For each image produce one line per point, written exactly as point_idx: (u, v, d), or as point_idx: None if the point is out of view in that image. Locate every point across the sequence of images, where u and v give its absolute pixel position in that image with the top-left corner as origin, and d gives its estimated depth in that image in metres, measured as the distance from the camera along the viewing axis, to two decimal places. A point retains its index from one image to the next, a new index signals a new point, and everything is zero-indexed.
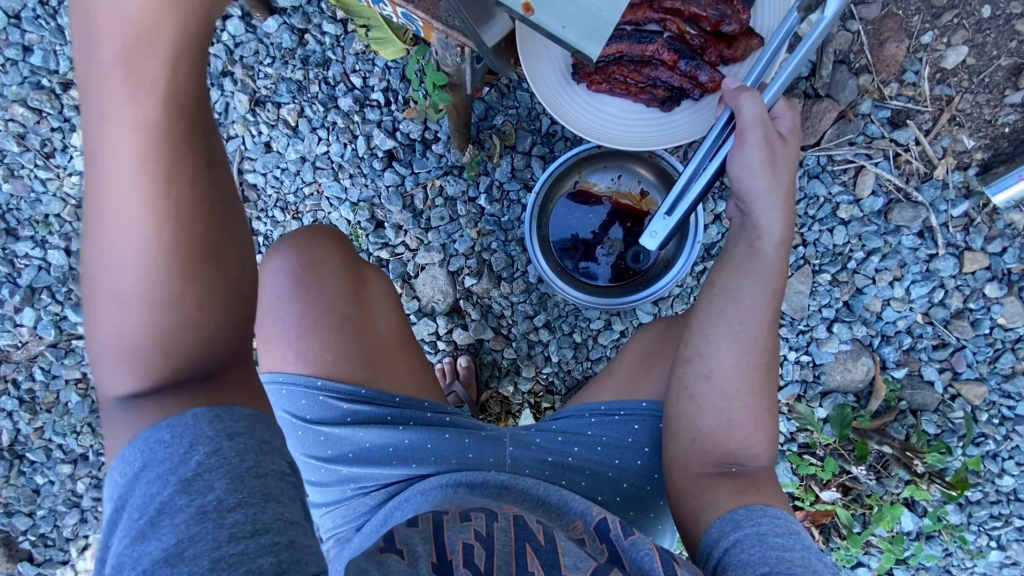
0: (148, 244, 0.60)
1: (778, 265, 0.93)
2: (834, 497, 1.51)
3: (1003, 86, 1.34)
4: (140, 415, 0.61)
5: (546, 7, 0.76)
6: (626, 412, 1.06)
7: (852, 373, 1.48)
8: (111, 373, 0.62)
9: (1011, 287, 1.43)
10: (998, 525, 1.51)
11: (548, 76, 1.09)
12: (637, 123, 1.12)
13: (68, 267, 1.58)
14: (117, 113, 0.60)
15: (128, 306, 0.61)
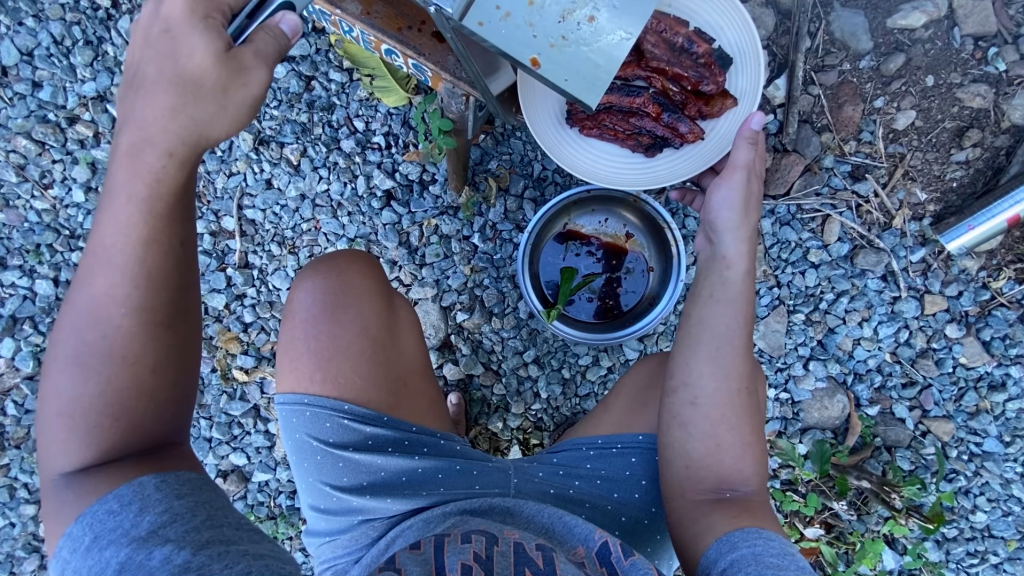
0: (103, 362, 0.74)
1: (747, 292, 1.01)
2: (817, 533, 1.55)
3: (949, 146, 1.49)
4: (80, 493, 0.70)
5: (552, 62, 0.84)
6: (623, 445, 1.08)
7: (829, 410, 1.54)
8: (59, 450, 0.73)
9: (969, 328, 1.53)
10: (975, 562, 1.55)
11: (545, 119, 1.17)
12: (623, 165, 1.22)
13: (54, 298, 1.56)
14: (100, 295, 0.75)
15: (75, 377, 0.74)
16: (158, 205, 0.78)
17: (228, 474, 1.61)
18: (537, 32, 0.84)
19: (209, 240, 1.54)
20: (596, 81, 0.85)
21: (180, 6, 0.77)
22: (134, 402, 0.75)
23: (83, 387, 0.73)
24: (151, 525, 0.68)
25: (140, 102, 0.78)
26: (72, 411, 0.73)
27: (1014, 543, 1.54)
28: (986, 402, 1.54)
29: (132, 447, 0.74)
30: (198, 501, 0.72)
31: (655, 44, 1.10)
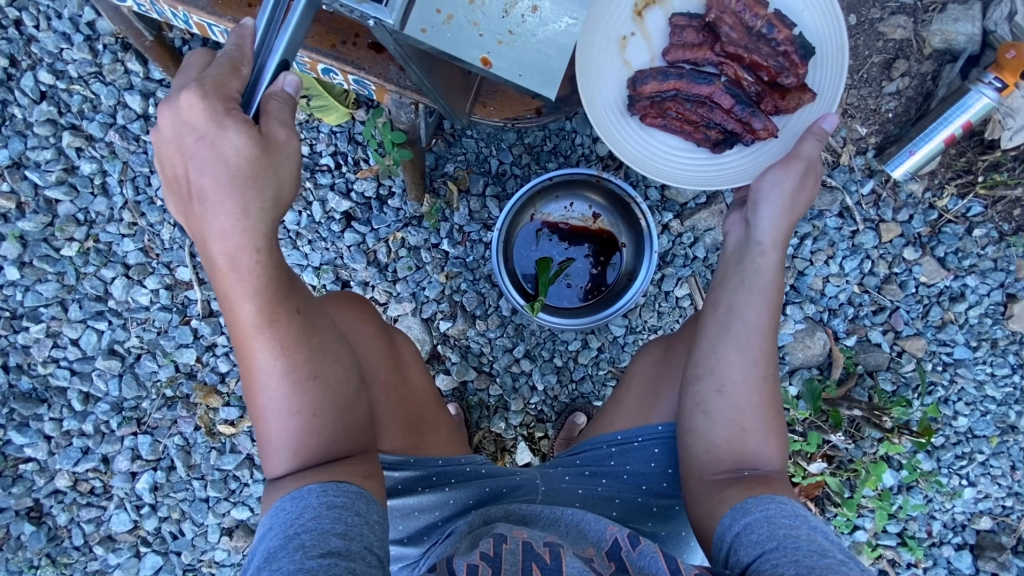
0: (285, 394, 0.78)
1: (776, 282, 0.98)
2: (821, 467, 1.61)
3: (880, 79, 1.54)
4: (293, 482, 0.76)
5: (503, 58, 0.82)
6: (644, 437, 1.09)
7: (812, 348, 1.60)
8: (278, 469, 0.78)
9: (924, 248, 1.62)
10: (964, 464, 1.65)
11: (603, 110, 1.17)
12: (686, 158, 1.19)
13: (8, 386, 1.46)
14: (256, 340, 0.77)
15: (273, 415, 0.78)
16: (262, 238, 0.75)
17: (233, 531, 1.55)
18: (482, 30, 0.82)
19: (165, 295, 1.45)
20: (550, 75, 0.84)
21: (197, 106, 0.71)
22: (313, 435, 0.79)
23: (284, 414, 0.78)
24: (299, 525, 0.70)
25: (197, 205, 0.74)
26: (275, 451, 0.78)
27: (996, 439, 1.65)
28: (950, 313, 1.64)
29: (335, 453, 0.80)
30: (345, 513, 0.73)
31: (732, 28, 1.10)
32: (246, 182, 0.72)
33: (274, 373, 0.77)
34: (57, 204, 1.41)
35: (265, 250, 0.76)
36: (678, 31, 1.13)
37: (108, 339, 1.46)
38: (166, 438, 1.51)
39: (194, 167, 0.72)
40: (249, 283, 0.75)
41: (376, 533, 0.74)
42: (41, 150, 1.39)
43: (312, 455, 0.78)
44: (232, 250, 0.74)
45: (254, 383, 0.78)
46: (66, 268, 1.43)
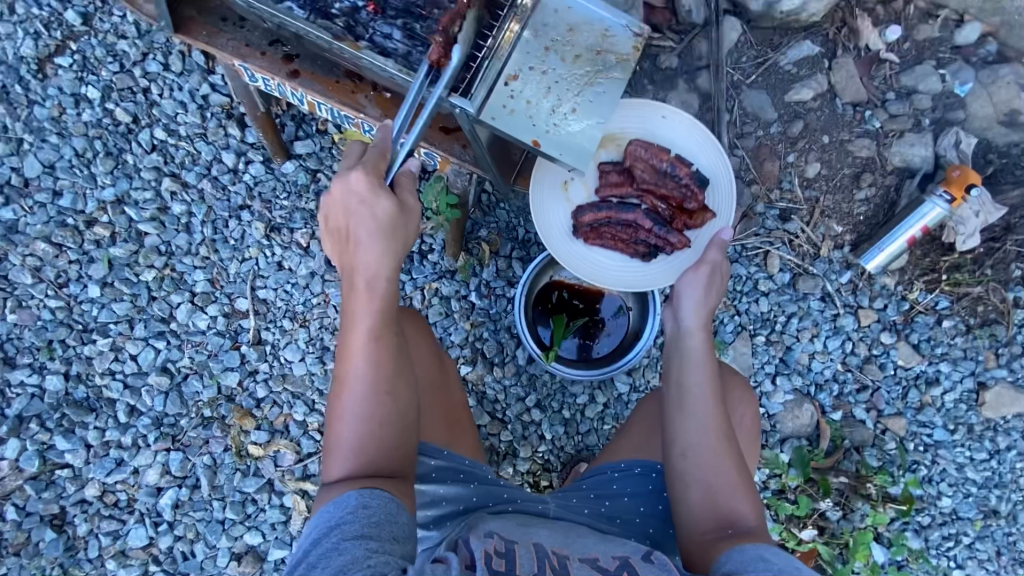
0: (365, 406, 0.94)
1: (708, 356, 1.16)
2: (813, 535, 1.69)
3: (852, 187, 1.83)
4: (349, 485, 0.89)
5: (549, 141, 1.06)
6: (643, 467, 1.21)
7: (801, 418, 1.74)
8: (338, 469, 0.92)
9: (899, 335, 1.81)
10: (951, 545, 1.72)
11: (555, 232, 1.39)
12: (624, 270, 1.41)
13: (64, 393, 1.59)
14: (356, 356, 0.95)
15: (348, 422, 0.94)
16: (385, 280, 0.95)
17: (243, 556, 1.61)
18: (537, 120, 1.05)
19: (223, 321, 1.64)
20: (584, 156, 1.08)
21: (361, 179, 0.92)
22: (376, 446, 0.94)
23: (361, 423, 0.94)
24: (341, 514, 0.85)
25: (348, 244, 0.95)
26: (341, 455, 0.93)
27: (980, 523, 1.73)
28: (927, 396, 1.79)
29: (388, 467, 0.94)
30: (383, 508, 0.87)
31: (644, 170, 1.35)
32: (388, 236, 0.94)
33: (362, 388, 0.94)
34: (145, 236, 1.64)
35: (386, 288, 0.96)
36: (605, 175, 1.37)
37: (163, 357, 1.62)
38: (196, 457, 1.62)
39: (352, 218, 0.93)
40: (369, 308, 0.95)
41: (405, 530, 0.88)
42: (143, 190, 1.64)
43: (371, 465, 0.93)
44: (365, 283, 0.95)
45: (342, 388, 0.96)
46: (142, 291, 1.63)
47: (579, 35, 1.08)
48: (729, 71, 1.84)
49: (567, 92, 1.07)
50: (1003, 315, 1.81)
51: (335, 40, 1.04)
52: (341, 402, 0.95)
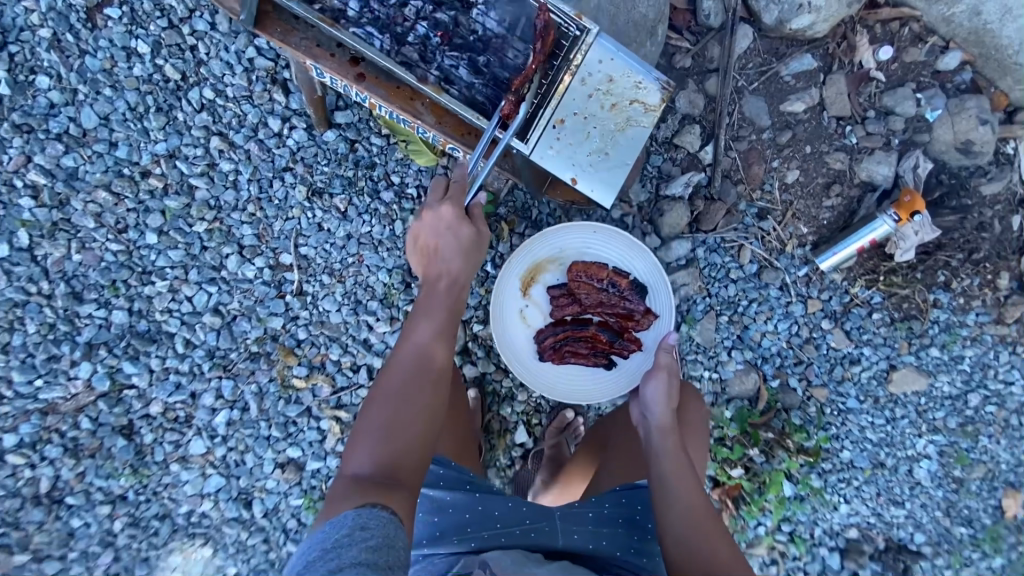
0: (401, 396, 1.16)
1: (670, 436, 1.41)
2: (739, 473, 2.16)
3: (822, 195, 2.10)
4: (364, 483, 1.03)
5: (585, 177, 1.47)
6: (628, 494, 1.51)
7: (746, 384, 2.14)
8: (359, 457, 1.09)
9: (836, 322, 2.19)
10: (844, 485, 2.21)
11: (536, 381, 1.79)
12: (593, 376, 1.80)
13: (128, 325, 1.82)
14: (407, 350, 1.24)
15: (383, 403, 1.15)
16: (455, 283, 1.35)
17: (285, 465, 1.94)
18: (578, 160, 1.46)
19: (268, 273, 1.86)
20: (609, 185, 1.48)
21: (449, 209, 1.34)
22: (394, 446, 1.11)
23: (393, 409, 1.15)
24: (332, 545, 0.91)
25: (433, 253, 1.35)
26: (367, 441, 1.11)
27: (869, 470, 2.23)
28: (849, 373, 2.20)
29: (396, 479, 1.08)
30: (376, 537, 0.93)
31: (591, 297, 1.77)
32: (467, 246, 1.34)
33: (404, 377, 1.19)
34: (196, 190, 1.80)
35: (453, 287, 1.35)
36: (563, 304, 1.78)
37: (215, 300, 1.85)
38: (244, 385, 1.89)
39: (441, 233, 1.34)
40: (437, 309, 1.31)
41: (396, 559, 0.93)
42: (193, 147, 1.77)
43: (384, 464, 1.08)
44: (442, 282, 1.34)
45: (388, 373, 1.21)
46: (195, 240, 1.81)
47: (617, 86, 1.41)
48: (735, 77, 2.02)
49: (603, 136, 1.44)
50: (922, 313, 2.20)
51: (420, 83, 1.29)
52: (382, 389, 1.17)
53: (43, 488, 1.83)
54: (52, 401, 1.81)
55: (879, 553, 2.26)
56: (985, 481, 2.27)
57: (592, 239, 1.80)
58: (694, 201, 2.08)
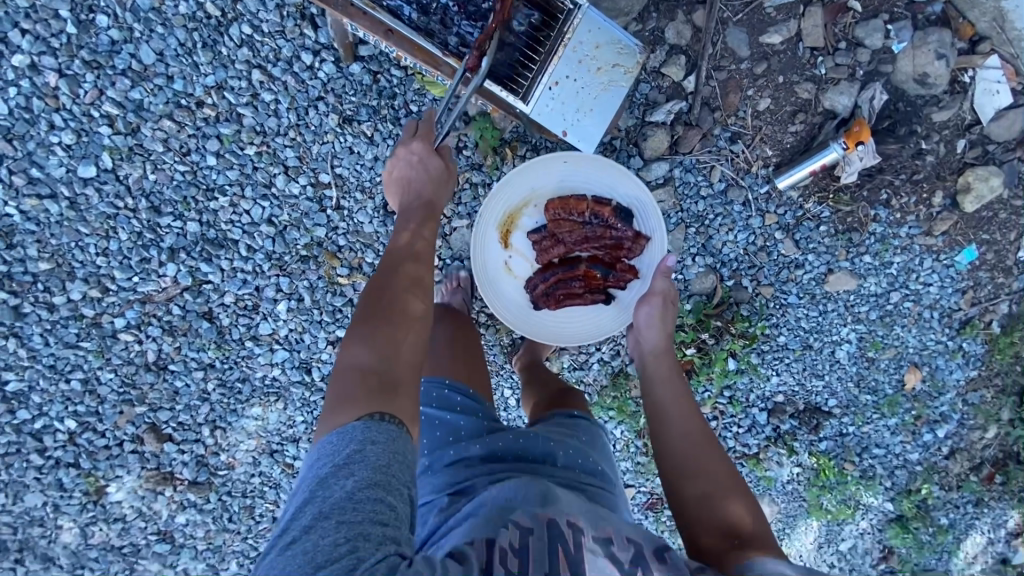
0: (391, 321, 1.47)
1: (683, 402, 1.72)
2: (692, 351, 2.70)
3: (789, 121, 2.39)
4: (361, 381, 1.33)
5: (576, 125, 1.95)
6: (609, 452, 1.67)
7: (705, 283, 2.61)
8: (353, 360, 1.39)
9: (788, 233, 2.59)
10: (776, 362, 2.79)
11: (547, 328, 2.12)
12: (597, 311, 2.10)
13: (201, 233, 2.21)
14: (392, 282, 1.57)
15: (372, 325, 1.45)
16: (433, 195, 1.86)
17: (335, 342, 2.41)
18: (569, 109, 1.94)
19: (311, 190, 2.22)
20: (592, 130, 1.98)
21: (418, 142, 1.87)
22: (383, 358, 1.39)
23: (381, 330, 1.45)
24: (332, 484, 1.14)
25: (410, 176, 1.87)
26: (358, 353, 1.40)
27: (799, 351, 2.79)
28: (794, 275, 2.66)
29: (387, 383, 1.35)
30: (372, 464, 1.17)
31: (578, 240, 2.04)
32: (434, 162, 1.88)
33: (393, 303, 1.51)
34: (244, 118, 2.09)
35: (432, 200, 1.86)
36: (547, 247, 2.07)
37: (268, 213, 2.23)
38: (298, 281, 2.32)
39: (414, 159, 1.86)
40: (420, 231, 1.76)
41: (394, 482, 1.17)
42: (238, 79, 2.03)
43: (376, 368, 1.37)
44: (421, 199, 1.84)
45: (376, 299, 1.52)
46: (247, 162, 2.15)
47: (602, 50, 1.90)
48: (720, 9, 2.27)
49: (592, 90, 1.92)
50: (862, 226, 2.60)
51: (445, 54, 1.80)
52: (370, 317, 1.47)
53: (151, 359, 2.35)
54: (148, 293, 2.26)
55: (798, 413, 2.90)
56: (893, 360, 2.82)
57: (573, 177, 2.06)
58: (675, 127, 2.39)
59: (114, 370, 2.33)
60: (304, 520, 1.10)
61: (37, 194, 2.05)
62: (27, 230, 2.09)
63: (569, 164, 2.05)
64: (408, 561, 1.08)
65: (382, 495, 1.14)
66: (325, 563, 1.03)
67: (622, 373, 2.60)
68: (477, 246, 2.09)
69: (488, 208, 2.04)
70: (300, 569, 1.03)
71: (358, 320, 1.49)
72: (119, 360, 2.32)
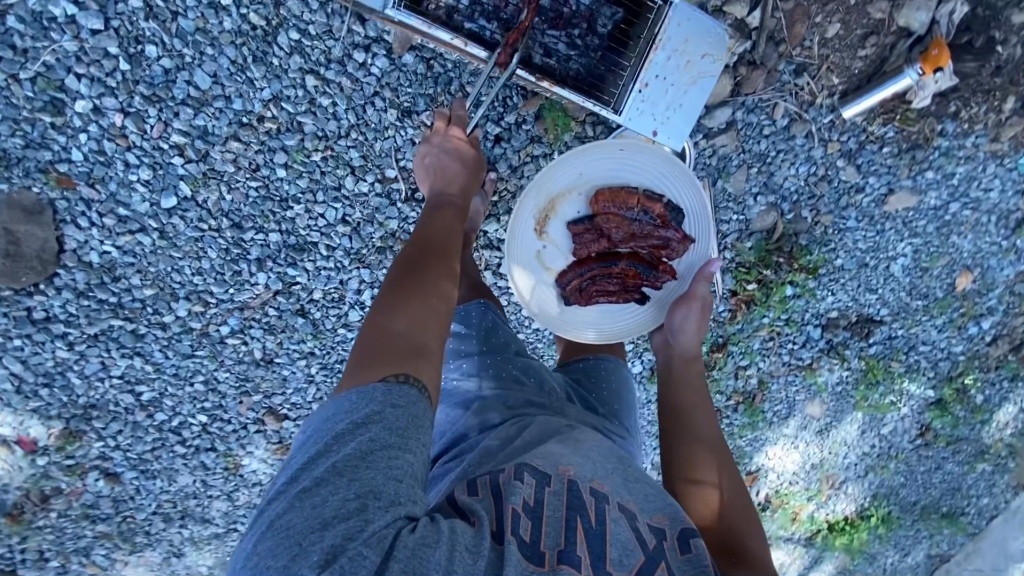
0: (415, 277, 1.39)
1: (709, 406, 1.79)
2: (753, 287, 2.79)
3: (857, 46, 2.33)
4: (384, 336, 1.26)
5: (662, 126, 2.03)
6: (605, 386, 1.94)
7: (766, 221, 2.66)
8: (384, 313, 1.31)
9: (851, 160, 2.56)
10: (837, 280, 2.82)
11: (575, 326, 2.09)
12: (628, 313, 2.06)
13: (283, 241, 2.28)
14: (413, 245, 1.50)
15: (396, 281, 1.38)
16: (459, 173, 1.74)
17: None
18: (654, 109, 2.01)
19: (380, 186, 2.24)
20: (677, 129, 2.03)
21: (456, 130, 1.81)
22: (406, 313, 1.31)
23: (405, 287, 1.37)
24: (339, 447, 1.09)
25: (436, 152, 1.78)
26: (383, 309, 1.32)
27: (855, 270, 2.81)
28: (854, 200, 2.65)
29: (411, 338, 1.27)
30: (388, 426, 1.11)
31: (624, 237, 1.96)
32: (464, 148, 1.78)
33: (414, 264, 1.43)
34: (305, 126, 2.11)
35: (461, 179, 1.74)
36: (585, 237, 1.99)
37: (342, 214, 2.27)
38: (379, 271, 2.37)
39: (444, 139, 1.78)
40: (446, 206, 1.66)
41: (409, 455, 1.11)
42: (294, 88, 2.05)
43: (401, 326, 1.28)
44: (445, 176, 1.73)
45: (403, 260, 1.45)
46: (316, 168, 2.17)
47: (691, 45, 1.95)
48: None
49: (679, 90, 1.99)
50: (927, 141, 2.53)
51: (539, 81, 1.93)
52: (396, 276, 1.40)
53: (259, 356, 2.46)
54: (245, 301, 2.35)
55: (851, 325, 2.94)
56: (945, 267, 2.84)
57: (624, 167, 1.95)
58: (739, 68, 2.35)
59: (228, 369, 2.47)
60: (317, 471, 1.07)
61: (130, 230, 2.16)
62: (127, 263, 2.21)
63: (623, 153, 1.94)
64: (414, 524, 1.07)
65: (399, 455, 1.10)
66: (335, 520, 1.01)
67: None
68: (514, 225, 1.99)
69: (530, 191, 1.94)
70: (305, 524, 1.00)
71: (391, 278, 1.41)
72: (232, 360, 2.45)
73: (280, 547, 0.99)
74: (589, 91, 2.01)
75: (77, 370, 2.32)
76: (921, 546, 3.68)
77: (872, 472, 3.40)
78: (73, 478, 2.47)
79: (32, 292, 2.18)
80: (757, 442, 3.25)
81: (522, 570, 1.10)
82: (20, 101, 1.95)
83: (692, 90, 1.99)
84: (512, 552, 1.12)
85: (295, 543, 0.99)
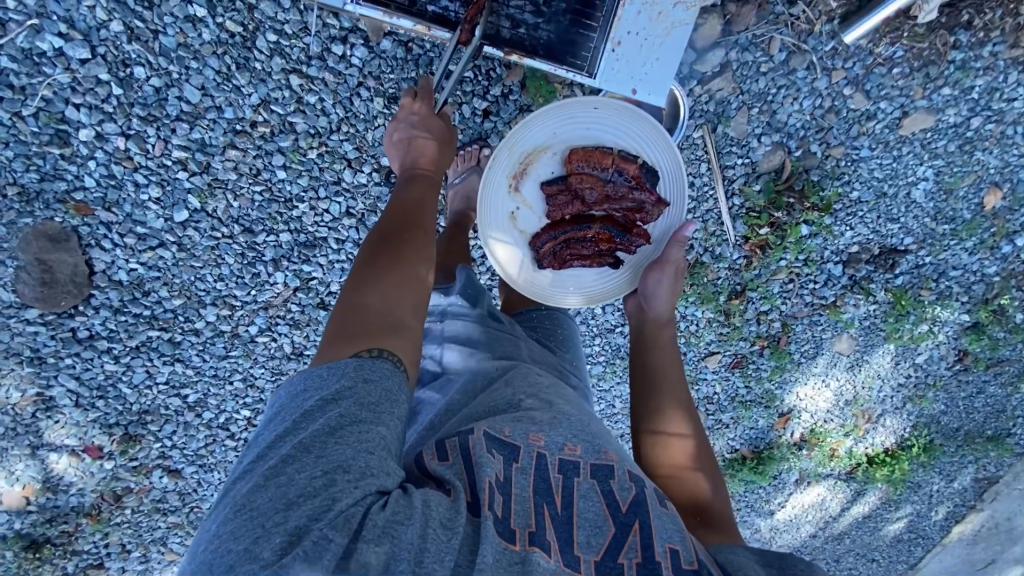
0: (390, 252, 1.44)
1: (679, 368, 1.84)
2: (766, 232, 2.71)
3: None
4: (364, 312, 1.32)
5: (643, 85, 1.99)
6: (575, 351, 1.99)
7: (773, 161, 2.59)
8: (362, 289, 1.37)
9: (857, 86, 2.46)
10: (859, 211, 2.71)
11: (547, 290, 2.10)
12: (601, 276, 2.08)
13: (294, 240, 2.36)
14: (385, 223, 1.53)
15: (373, 258, 1.43)
16: (429, 147, 1.72)
17: None
18: (633, 69, 1.97)
19: (378, 175, 2.28)
20: (659, 87, 1.99)
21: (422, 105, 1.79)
22: (381, 291, 1.36)
23: (381, 262, 1.41)
24: (311, 425, 1.15)
25: (406, 129, 1.77)
26: (360, 286, 1.37)
27: (873, 201, 2.69)
28: (865, 128, 2.54)
29: (387, 315, 1.33)
30: (360, 402, 1.18)
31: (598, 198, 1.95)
32: (433, 121, 1.77)
33: (387, 241, 1.46)
34: (296, 125, 2.16)
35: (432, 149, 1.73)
36: (560, 198, 1.98)
37: (346, 207, 2.32)
38: None
39: (413, 115, 1.77)
40: (417, 181, 1.66)
41: (381, 432, 1.17)
42: (280, 90, 2.10)
43: (380, 304, 1.34)
44: (413, 150, 1.72)
45: (378, 237, 1.49)
46: (313, 165, 2.23)
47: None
48: None
49: (655, 44, 1.94)
50: (941, 57, 2.39)
51: (507, 55, 1.94)
52: (371, 253, 1.44)
53: (291, 349, 2.58)
54: (268, 300, 2.46)
55: (874, 257, 2.82)
56: (972, 186, 2.68)
57: (597, 126, 1.93)
58: (727, 6, 2.31)
59: (263, 365, 2.60)
60: (283, 450, 1.12)
61: (150, 247, 2.27)
62: (153, 278, 2.33)
63: (597, 113, 1.92)
64: (383, 500, 1.12)
65: (369, 429, 1.16)
66: (301, 498, 1.06)
67: (699, 264, 2.81)
68: (487, 186, 1.96)
69: (502, 150, 1.91)
70: (271, 505, 1.06)
71: (363, 257, 1.46)
72: (265, 355, 2.57)
73: (244, 528, 1.04)
74: (562, 59, 2.00)
75: (126, 380, 2.50)
76: (969, 472, 3.57)
77: (910, 403, 3.30)
78: (141, 477, 2.69)
79: (73, 314, 2.33)
80: (786, 384, 3.19)
81: (497, 548, 1.12)
82: (28, 137, 2.05)
83: (670, 44, 1.93)
84: (486, 530, 1.13)
85: (261, 523, 1.04)
